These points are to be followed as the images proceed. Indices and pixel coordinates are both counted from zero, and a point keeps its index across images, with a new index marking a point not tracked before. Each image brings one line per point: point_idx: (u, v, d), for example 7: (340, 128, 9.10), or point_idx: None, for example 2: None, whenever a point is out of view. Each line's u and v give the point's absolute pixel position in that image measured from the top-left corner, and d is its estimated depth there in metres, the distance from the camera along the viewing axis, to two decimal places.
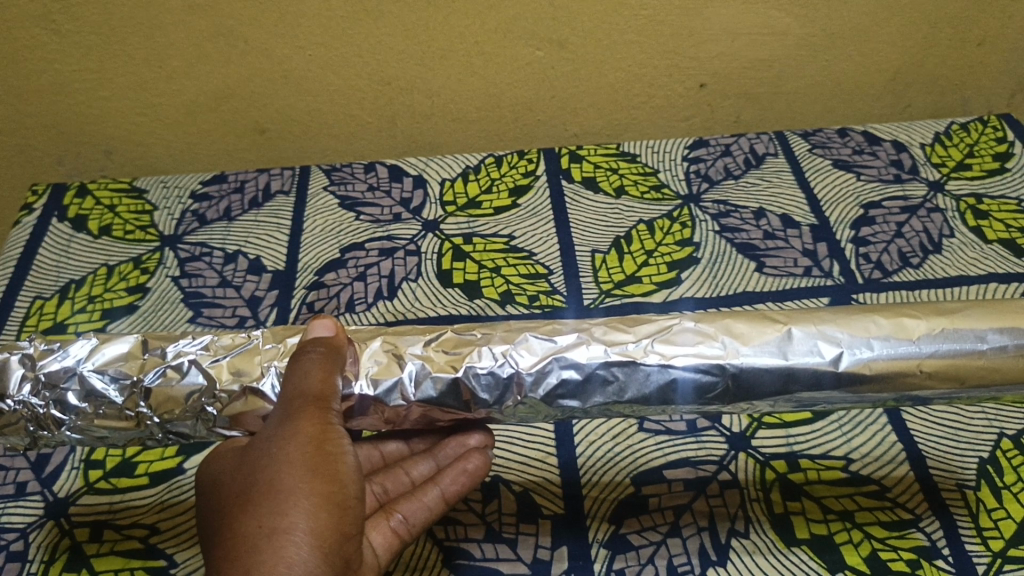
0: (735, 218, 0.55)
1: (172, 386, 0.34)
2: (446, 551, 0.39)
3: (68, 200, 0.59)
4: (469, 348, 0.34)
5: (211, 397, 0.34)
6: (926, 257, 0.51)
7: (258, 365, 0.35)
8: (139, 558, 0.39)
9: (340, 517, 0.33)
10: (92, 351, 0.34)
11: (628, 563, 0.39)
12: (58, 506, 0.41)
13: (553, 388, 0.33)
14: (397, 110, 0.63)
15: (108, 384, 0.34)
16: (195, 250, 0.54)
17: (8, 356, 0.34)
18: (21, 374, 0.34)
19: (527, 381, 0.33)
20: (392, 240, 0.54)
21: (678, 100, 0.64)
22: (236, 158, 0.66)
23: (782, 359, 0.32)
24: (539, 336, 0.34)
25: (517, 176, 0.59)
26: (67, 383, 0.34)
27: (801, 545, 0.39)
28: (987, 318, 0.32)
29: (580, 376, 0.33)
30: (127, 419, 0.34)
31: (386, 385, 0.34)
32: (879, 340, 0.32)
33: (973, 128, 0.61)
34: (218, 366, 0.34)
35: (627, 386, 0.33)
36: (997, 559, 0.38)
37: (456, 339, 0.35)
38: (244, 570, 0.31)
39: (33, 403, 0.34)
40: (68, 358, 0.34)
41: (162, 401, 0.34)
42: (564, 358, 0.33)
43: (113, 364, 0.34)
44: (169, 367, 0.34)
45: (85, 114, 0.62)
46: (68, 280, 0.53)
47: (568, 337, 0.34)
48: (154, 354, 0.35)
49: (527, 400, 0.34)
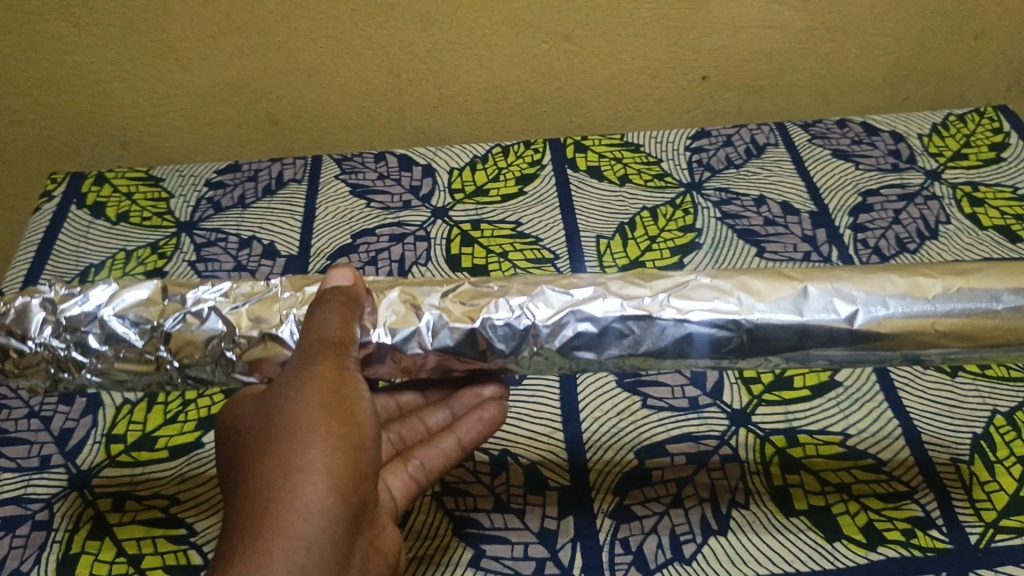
0: (736, 206, 0.56)
1: (192, 333, 0.35)
2: (456, 521, 0.41)
3: (87, 187, 0.60)
4: (485, 300, 0.36)
5: (231, 343, 0.35)
6: (923, 243, 0.52)
7: (276, 313, 0.36)
8: (160, 527, 0.40)
9: (356, 458, 0.33)
10: (111, 296, 0.36)
11: (632, 532, 0.40)
12: (82, 478, 0.42)
13: (568, 339, 0.35)
14: (406, 102, 0.64)
15: (129, 329, 0.35)
16: (211, 236, 0.56)
17: (29, 300, 0.36)
18: (42, 317, 0.35)
19: (543, 333, 0.35)
20: (402, 226, 0.56)
21: (681, 93, 0.65)
22: (248, 148, 0.67)
23: (795, 313, 0.34)
24: (556, 291, 0.36)
25: (523, 165, 0.61)
26: (88, 326, 0.35)
27: (799, 515, 0.40)
28: (999, 278, 0.34)
29: (596, 329, 0.35)
30: (146, 364, 0.36)
31: (403, 333, 0.35)
32: (894, 298, 0.34)
33: (969, 119, 0.62)
34: (238, 313, 0.36)
35: (644, 340, 0.35)
36: (989, 529, 0.39)
37: (473, 291, 0.36)
38: (263, 509, 0.31)
39: (54, 345, 0.35)
40: (88, 303, 0.36)
41: (182, 345, 0.35)
42: (581, 311, 0.35)
43: (133, 310, 0.36)
44: (189, 313, 0.36)
45: (103, 104, 0.64)
46: (87, 264, 0.54)
47: (584, 290, 0.36)
48: (173, 300, 0.36)
49: (542, 350, 0.35)
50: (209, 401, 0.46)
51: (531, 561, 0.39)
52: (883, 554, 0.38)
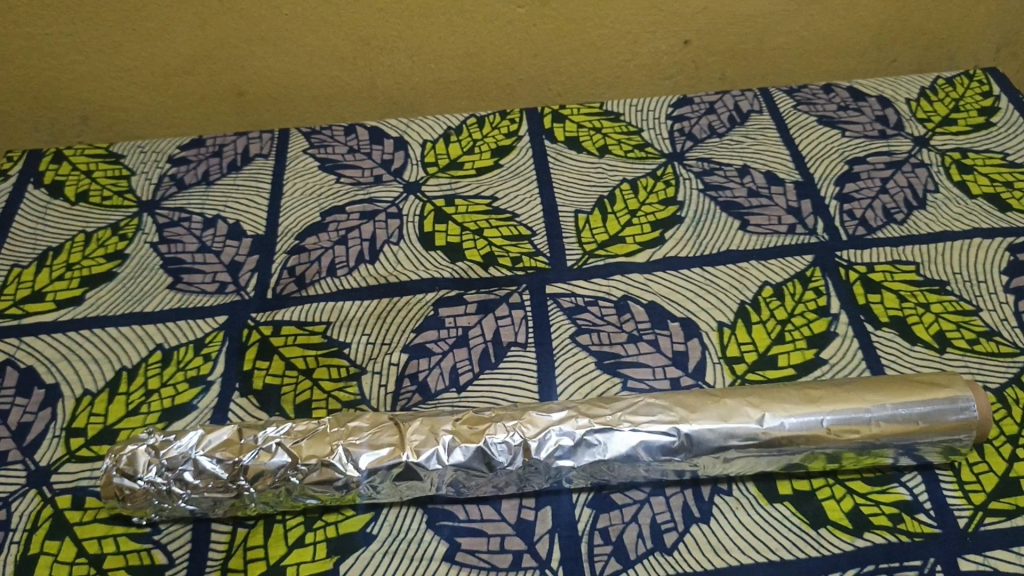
0: (719, 176, 0.54)
1: (263, 465, 0.37)
2: (430, 513, 0.39)
3: (45, 165, 0.58)
4: (488, 424, 0.39)
5: (296, 471, 0.37)
6: (911, 213, 0.51)
7: (328, 444, 0.38)
8: (122, 525, 0.39)
9: None
10: (200, 440, 0.38)
11: (612, 522, 0.39)
12: (40, 474, 0.41)
13: (551, 450, 0.38)
14: (377, 72, 0.62)
15: (215, 463, 0.37)
16: (174, 216, 0.54)
17: (134, 448, 0.38)
18: (148, 459, 0.38)
19: (533, 446, 0.38)
20: (373, 203, 0.54)
21: (662, 58, 0.63)
22: (213, 122, 0.65)
23: (722, 421, 0.38)
24: (539, 412, 0.39)
25: (499, 136, 0.59)
26: (185, 465, 0.37)
27: (783, 501, 0.39)
28: (878, 394, 0.39)
29: (572, 441, 0.38)
30: (227, 493, 0.37)
31: (427, 454, 0.38)
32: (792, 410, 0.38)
33: (958, 83, 0.61)
34: (300, 446, 0.38)
35: (610, 448, 0.38)
36: (978, 512, 0.38)
37: (476, 416, 0.39)
38: None
39: (157, 482, 0.37)
40: (183, 446, 0.38)
41: (257, 475, 0.37)
42: (556, 429, 0.38)
43: (218, 448, 0.38)
44: (262, 450, 0.38)
45: (60, 80, 0.61)
46: (45, 248, 0.52)
47: (558, 413, 0.39)
48: (249, 439, 0.38)
49: (533, 462, 0.38)
50: (173, 391, 0.44)
51: (508, 554, 0.38)
52: (870, 540, 0.38)
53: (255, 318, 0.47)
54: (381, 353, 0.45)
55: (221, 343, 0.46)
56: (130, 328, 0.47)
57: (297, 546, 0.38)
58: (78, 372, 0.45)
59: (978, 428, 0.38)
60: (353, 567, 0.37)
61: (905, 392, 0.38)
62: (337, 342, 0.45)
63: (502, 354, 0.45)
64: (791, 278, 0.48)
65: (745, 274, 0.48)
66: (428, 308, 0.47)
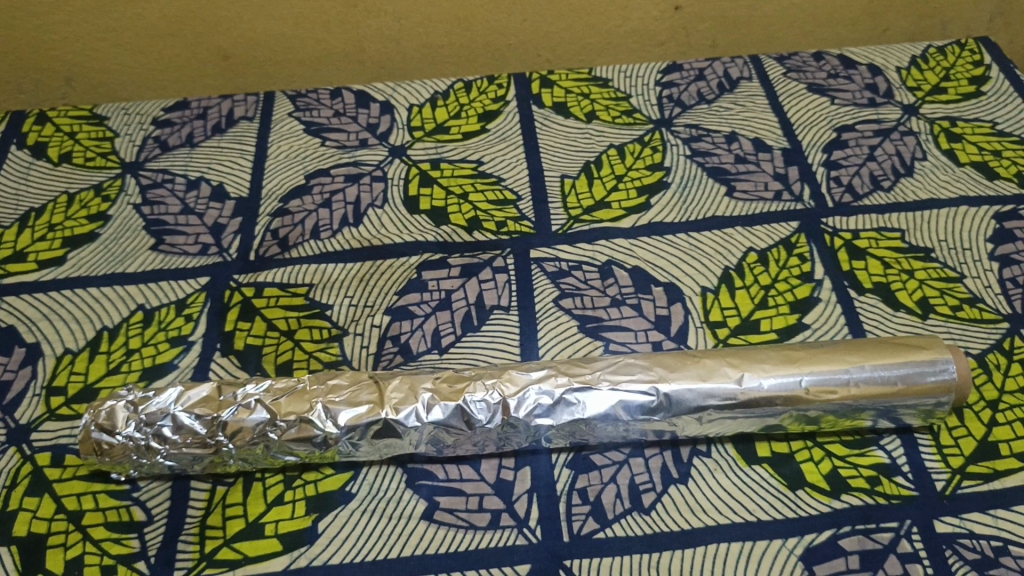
0: (707, 142, 0.54)
1: (242, 421, 0.37)
2: (409, 473, 0.39)
3: (28, 127, 0.57)
4: (468, 383, 0.39)
5: (274, 427, 0.37)
6: (898, 180, 0.51)
7: (308, 401, 0.38)
8: (102, 482, 0.39)
9: None
10: (180, 396, 0.38)
11: (590, 482, 0.39)
12: (20, 433, 0.41)
13: (530, 407, 0.38)
14: (364, 35, 0.61)
15: (193, 418, 0.37)
16: (157, 177, 0.53)
17: (114, 403, 0.38)
18: (127, 415, 0.37)
19: (512, 404, 0.38)
20: (358, 166, 0.53)
21: (652, 24, 0.62)
22: (198, 85, 0.64)
23: (701, 381, 0.38)
24: (518, 371, 0.39)
25: (486, 101, 0.58)
26: (163, 421, 0.37)
27: (762, 463, 0.39)
28: (856, 355, 0.39)
29: (551, 399, 0.38)
30: (206, 449, 0.37)
31: (405, 411, 0.38)
32: (771, 370, 0.38)
33: (950, 51, 0.60)
34: (278, 403, 0.38)
35: (588, 406, 0.38)
36: (955, 475, 0.38)
37: (455, 375, 0.39)
38: None
39: (136, 438, 0.37)
40: (162, 402, 0.38)
41: (236, 432, 0.37)
42: (539, 386, 0.38)
43: (197, 405, 0.38)
44: (241, 406, 0.38)
45: (43, 40, 0.60)
46: (27, 208, 0.52)
47: (538, 372, 0.39)
48: (228, 396, 0.38)
49: (512, 421, 0.38)
50: (154, 350, 0.43)
51: (487, 513, 0.38)
52: (847, 502, 0.38)
53: (237, 279, 0.47)
54: (363, 315, 0.45)
55: (203, 303, 0.46)
56: (112, 288, 0.47)
57: (276, 504, 0.38)
58: (58, 331, 0.45)
59: (956, 391, 0.38)
60: (332, 525, 0.38)
61: (884, 354, 0.38)
62: (319, 303, 0.45)
63: (485, 317, 0.44)
64: (776, 244, 0.48)
65: (730, 239, 0.48)
66: (412, 271, 0.47)
